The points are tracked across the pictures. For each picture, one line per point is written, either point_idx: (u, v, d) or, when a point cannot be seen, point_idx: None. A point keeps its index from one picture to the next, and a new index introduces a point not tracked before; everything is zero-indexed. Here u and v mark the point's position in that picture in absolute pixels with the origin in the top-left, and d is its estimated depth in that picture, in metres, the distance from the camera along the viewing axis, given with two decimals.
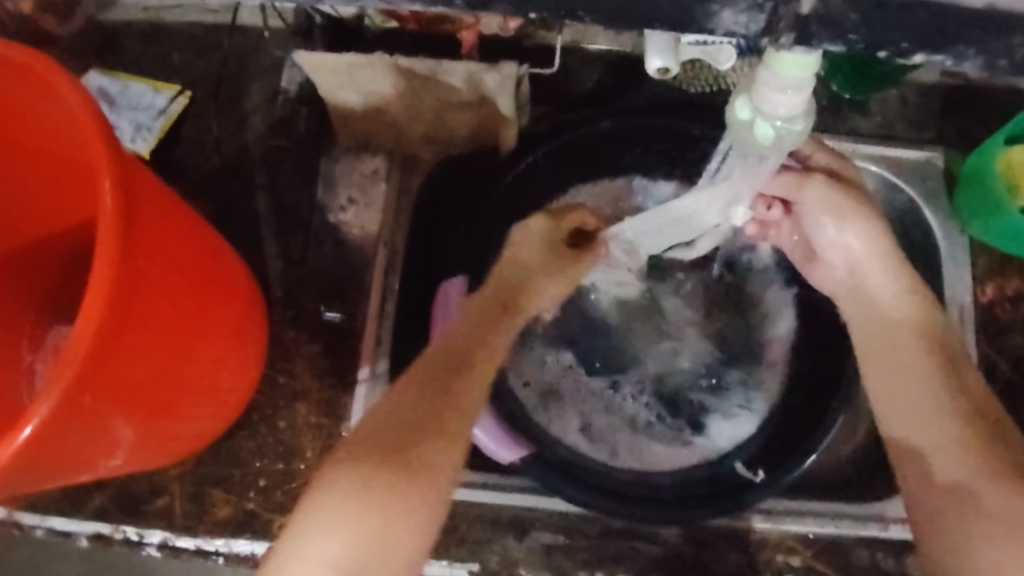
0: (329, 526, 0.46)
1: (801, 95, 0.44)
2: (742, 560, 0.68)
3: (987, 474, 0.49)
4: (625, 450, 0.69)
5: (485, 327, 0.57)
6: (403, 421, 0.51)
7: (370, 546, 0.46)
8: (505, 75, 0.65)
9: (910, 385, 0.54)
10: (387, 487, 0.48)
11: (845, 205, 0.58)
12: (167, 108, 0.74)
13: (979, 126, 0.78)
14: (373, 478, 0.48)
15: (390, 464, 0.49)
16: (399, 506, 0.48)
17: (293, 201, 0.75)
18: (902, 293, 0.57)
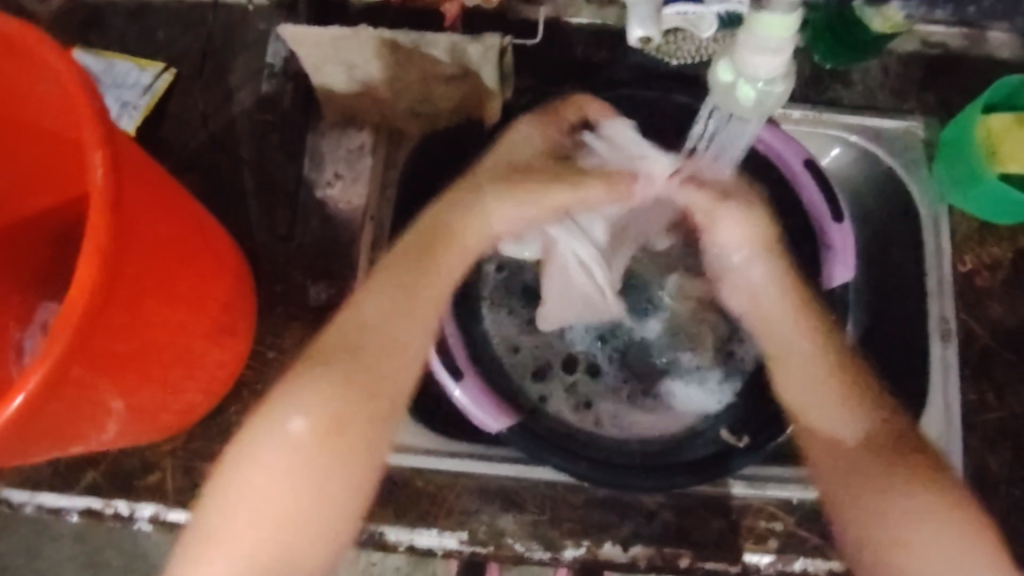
0: (255, 514, 0.49)
1: (783, 56, 0.44)
2: (726, 527, 0.69)
3: (899, 451, 0.53)
4: (609, 419, 0.71)
5: (421, 273, 0.57)
6: (332, 385, 0.53)
7: (281, 521, 0.49)
8: (488, 45, 0.64)
9: (821, 379, 0.56)
10: (307, 466, 0.51)
11: (749, 238, 0.57)
12: (152, 86, 0.74)
13: (960, 95, 0.78)
14: (293, 462, 0.50)
15: (316, 433, 0.51)
16: (319, 482, 0.51)
17: (279, 177, 0.75)
18: (791, 284, 0.58)
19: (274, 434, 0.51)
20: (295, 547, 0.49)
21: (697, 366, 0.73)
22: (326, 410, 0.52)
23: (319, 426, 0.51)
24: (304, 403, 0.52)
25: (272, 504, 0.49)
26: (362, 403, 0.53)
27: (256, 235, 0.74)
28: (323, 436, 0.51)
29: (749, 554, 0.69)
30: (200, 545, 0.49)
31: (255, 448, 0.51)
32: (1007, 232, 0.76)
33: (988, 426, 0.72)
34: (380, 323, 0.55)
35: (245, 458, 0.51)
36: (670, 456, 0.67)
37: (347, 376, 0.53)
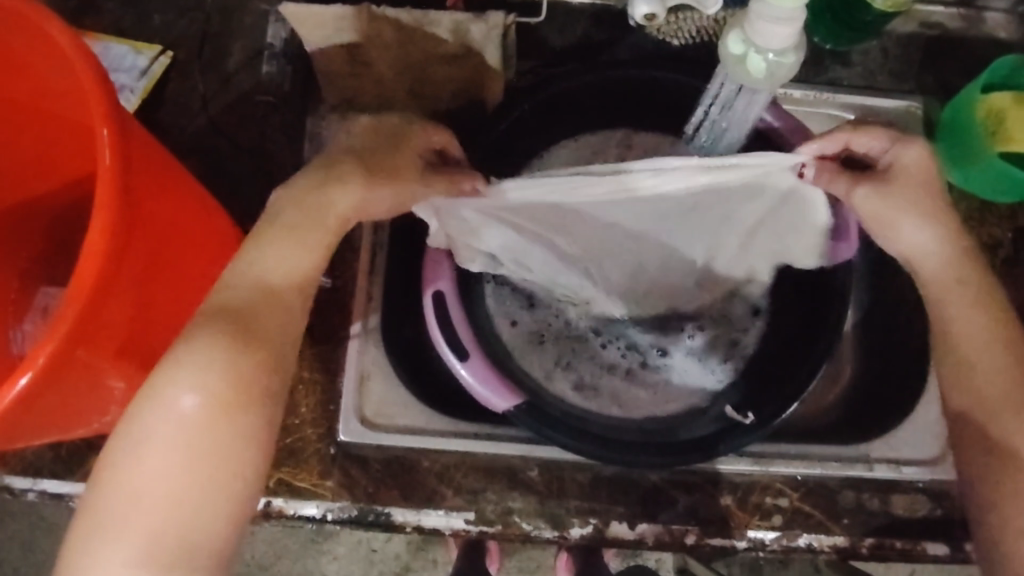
0: (154, 498, 0.44)
1: (794, 26, 0.45)
2: (731, 504, 0.70)
3: (1000, 403, 0.55)
4: (608, 394, 0.71)
5: (304, 245, 0.53)
6: (222, 367, 0.48)
7: (168, 507, 0.44)
8: (491, 25, 0.66)
9: (959, 322, 0.56)
10: (206, 449, 0.46)
11: (895, 206, 0.55)
12: (148, 69, 0.74)
13: (959, 75, 0.79)
14: (194, 443, 0.45)
15: (213, 413, 0.47)
16: (220, 466, 0.46)
17: (280, 159, 0.74)
18: (954, 237, 0.56)
19: (165, 419, 0.46)
20: (191, 537, 0.45)
21: (696, 346, 0.73)
22: (222, 381, 0.47)
23: (212, 408, 0.47)
24: (192, 381, 0.47)
25: (170, 487, 0.45)
26: (259, 388, 0.49)
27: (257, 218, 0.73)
28: (222, 418, 0.47)
29: (755, 530, 0.69)
30: (95, 536, 0.44)
31: (147, 430, 0.45)
32: (1005, 210, 0.76)
33: None
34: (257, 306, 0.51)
35: (140, 438, 0.45)
36: (674, 433, 0.67)
37: (237, 340, 0.49)
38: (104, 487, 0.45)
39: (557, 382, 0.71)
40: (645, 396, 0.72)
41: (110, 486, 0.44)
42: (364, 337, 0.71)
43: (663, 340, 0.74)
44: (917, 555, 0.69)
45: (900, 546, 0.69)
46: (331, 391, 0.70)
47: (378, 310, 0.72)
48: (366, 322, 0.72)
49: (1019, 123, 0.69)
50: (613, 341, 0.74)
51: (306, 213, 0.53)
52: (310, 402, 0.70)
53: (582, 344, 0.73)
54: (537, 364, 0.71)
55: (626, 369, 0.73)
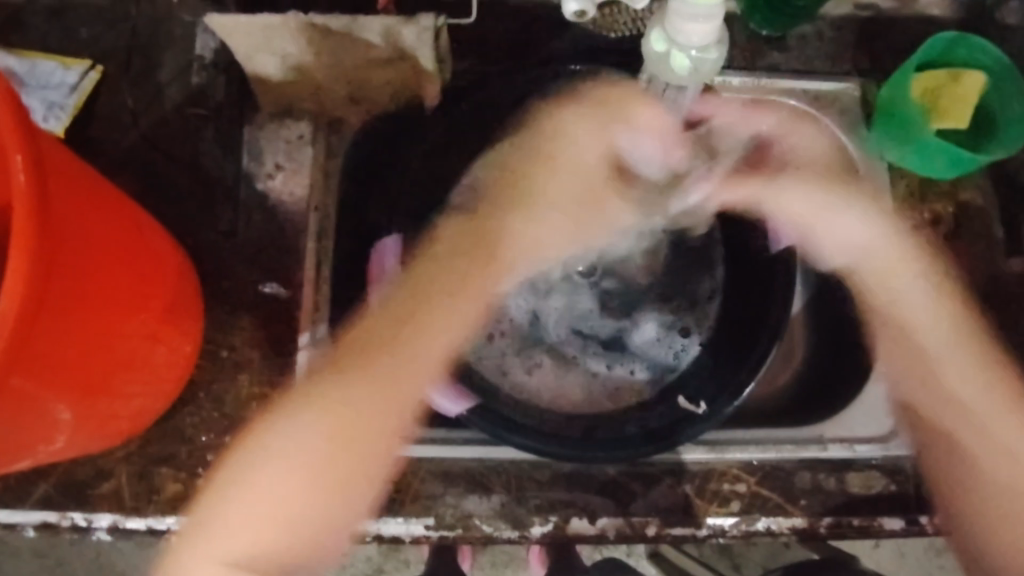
0: (257, 526, 0.55)
1: (713, 24, 0.46)
2: (689, 492, 0.70)
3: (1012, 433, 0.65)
4: (544, 393, 0.73)
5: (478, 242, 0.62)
6: (333, 425, 0.57)
7: (281, 521, 0.55)
8: (423, 27, 0.64)
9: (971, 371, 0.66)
10: (317, 482, 0.56)
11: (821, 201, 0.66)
12: (78, 85, 0.72)
13: (893, 55, 0.79)
14: (310, 460, 0.56)
15: (325, 450, 0.57)
16: (315, 488, 0.56)
17: (218, 171, 0.72)
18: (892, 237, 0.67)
19: (293, 437, 0.57)
20: (277, 550, 0.55)
21: (649, 350, 0.75)
22: (339, 419, 0.58)
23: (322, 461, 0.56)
24: (352, 399, 0.58)
25: (275, 505, 0.55)
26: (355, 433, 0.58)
27: (197, 231, 0.71)
28: (328, 464, 0.57)
29: (714, 517, 0.70)
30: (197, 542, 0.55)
31: (263, 461, 0.56)
32: (945, 186, 0.77)
33: None
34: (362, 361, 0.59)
35: (262, 458, 0.56)
36: (621, 430, 0.67)
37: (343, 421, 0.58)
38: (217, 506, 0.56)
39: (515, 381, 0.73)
40: (584, 380, 0.74)
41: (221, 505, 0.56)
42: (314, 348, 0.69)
43: (609, 342, 0.75)
44: (875, 532, 0.71)
45: (857, 524, 0.71)
46: None
47: (325, 319, 0.70)
48: (315, 332, 0.69)
49: (954, 103, 0.74)
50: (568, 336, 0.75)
51: (452, 267, 0.62)
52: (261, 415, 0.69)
53: (525, 333, 0.74)
54: (487, 356, 0.73)
55: (572, 353, 0.75)
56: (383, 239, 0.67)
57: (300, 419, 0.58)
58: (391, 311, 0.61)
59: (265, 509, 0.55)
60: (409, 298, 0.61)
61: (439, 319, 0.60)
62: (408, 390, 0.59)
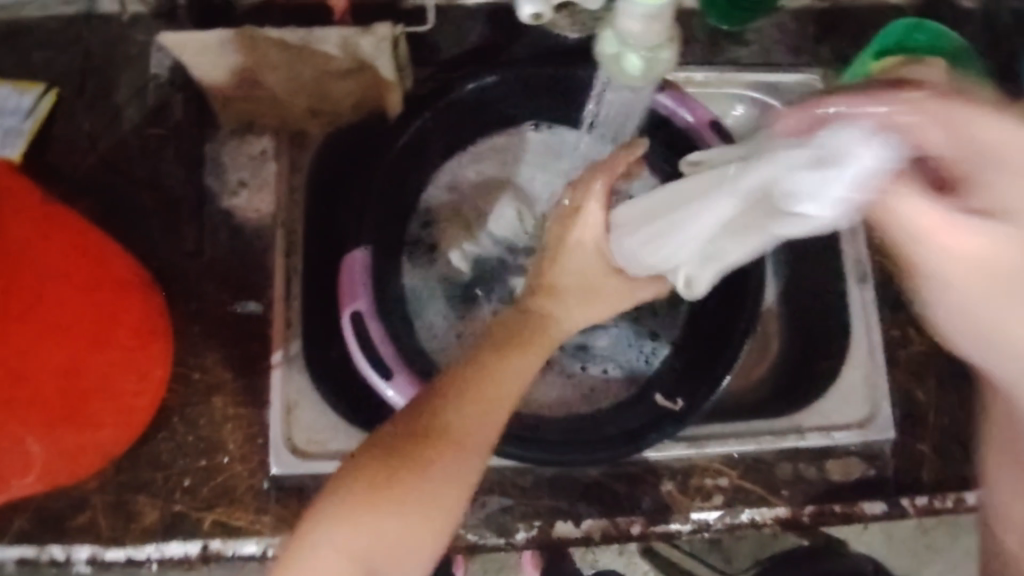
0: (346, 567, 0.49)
1: (663, 24, 0.46)
2: (672, 490, 0.70)
3: None
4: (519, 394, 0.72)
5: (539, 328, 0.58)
6: (417, 459, 0.52)
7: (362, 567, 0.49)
8: (380, 37, 0.65)
9: None
10: (399, 537, 0.50)
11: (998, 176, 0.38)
12: (34, 109, 0.69)
13: (853, 44, 0.80)
14: (405, 511, 0.51)
15: (408, 519, 0.51)
16: (405, 537, 0.51)
17: (181, 191, 0.71)
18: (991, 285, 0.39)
19: (436, 474, 0.52)
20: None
21: (623, 349, 0.75)
22: (428, 468, 0.52)
23: (404, 527, 0.50)
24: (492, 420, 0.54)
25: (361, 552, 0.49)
26: (453, 482, 0.52)
27: (163, 253, 0.70)
28: (417, 525, 0.51)
29: (698, 512, 0.70)
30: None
31: (372, 511, 0.50)
32: None
33: (911, 360, 0.75)
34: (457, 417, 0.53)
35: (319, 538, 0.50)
36: (601, 431, 0.67)
37: (434, 440, 0.52)
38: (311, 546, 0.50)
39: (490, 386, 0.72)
40: (560, 382, 0.74)
41: (336, 531, 0.50)
42: (287, 365, 0.69)
43: (584, 342, 0.75)
44: (857, 517, 0.71)
45: (840, 510, 0.71)
46: (258, 426, 0.68)
47: (298, 336, 0.69)
48: (288, 350, 0.69)
49: None
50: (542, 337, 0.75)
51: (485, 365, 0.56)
52: (238, 436, 0.68)
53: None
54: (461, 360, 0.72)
55: (548, 356, 0.74)
56: (352, 251, 0.66)
57: (341, 521, 0.50)
58: (461, 403, 0.54)
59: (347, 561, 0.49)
60: (500, 353, 0.56)
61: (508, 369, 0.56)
62: (478, 438, 0.53)
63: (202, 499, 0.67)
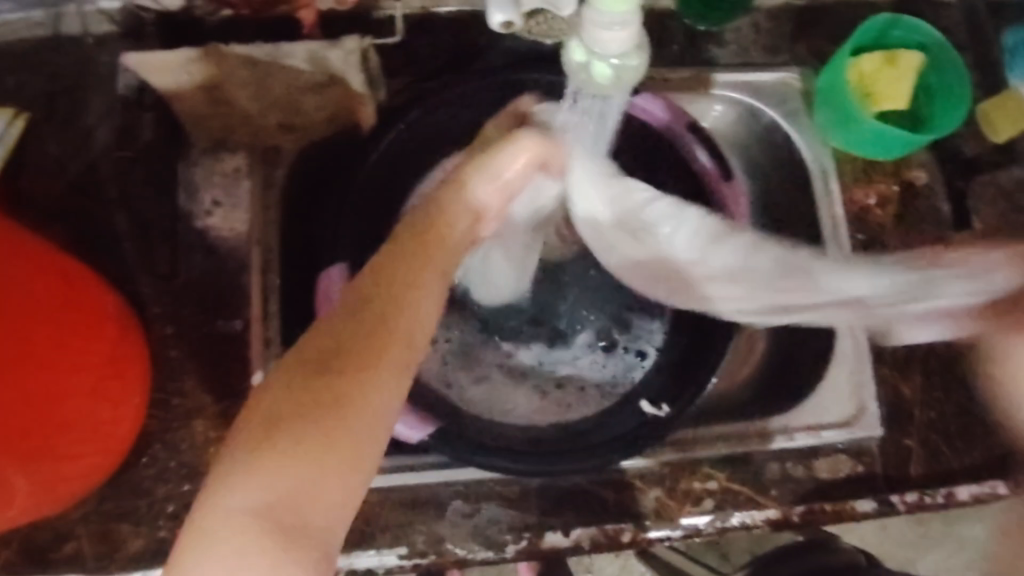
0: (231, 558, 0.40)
1: (631, 31, 0.45)
2: (661, 495, 0.70)
3: None
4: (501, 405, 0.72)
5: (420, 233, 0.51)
6: (302, 397, 0.43)
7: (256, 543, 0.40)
8: (348, 49, 0.67)
9: None
10: (292, 497, 0.41)
11: None
12: (4, 132, 0.65)
13: (830, 40, 0.80)
14: (291, 463, 0.42)
15: (296, 459, 0.42)
16: (299, 490, 0.42)
17: (155, 213, 0.70)
18: None
19: (318, 412, 0.43)
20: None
21: (607, 357, 0.75)
22: (314, 403, 0.43)
23: (297, 463, 0.42)
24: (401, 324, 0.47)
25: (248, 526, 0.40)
26: (350, 423, 0.43)
27: (139, 276, 0.69)
28: (309, 465, 0.42)
29: (688, 518, 0.70)
30: None
31: (257, 458, 0.42)
32: (891, 166, 0.78)
33: (897, 355, 0.75)
34: (339, 338, 0.46)
35: (208, 545, 0.41)
36: (587, 439, 0.67)
37: (318, 383, 0.44)
38: (195, 540, 0.41)
39: (468, 395, 0.72)
40: (540, 396, 0.73)
41: (222, 501, 0.41)
42: None
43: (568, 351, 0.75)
44: (847, 514, 0.71)
45: (829, 509, 0.71)
46: None
47: (278, 355, 0.69)
48: (268, 370, 0.68)
49: (891, 85, 0.75)
50: (527, 342, 0.76)
51: (396, 270, 0.49)
52: (220, 459, 0.67)
53: (474, 353, 0.75)
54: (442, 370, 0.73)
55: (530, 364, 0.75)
56: (329, 267, 0.66)
57: (241, 472, 0.42)
58: (339, 321, 0.46)
59: (239, 538, 0.40)
60: (400, 261, 0.49)
61: (410, 282, 0.49)
62: (376, 367, 0.45)
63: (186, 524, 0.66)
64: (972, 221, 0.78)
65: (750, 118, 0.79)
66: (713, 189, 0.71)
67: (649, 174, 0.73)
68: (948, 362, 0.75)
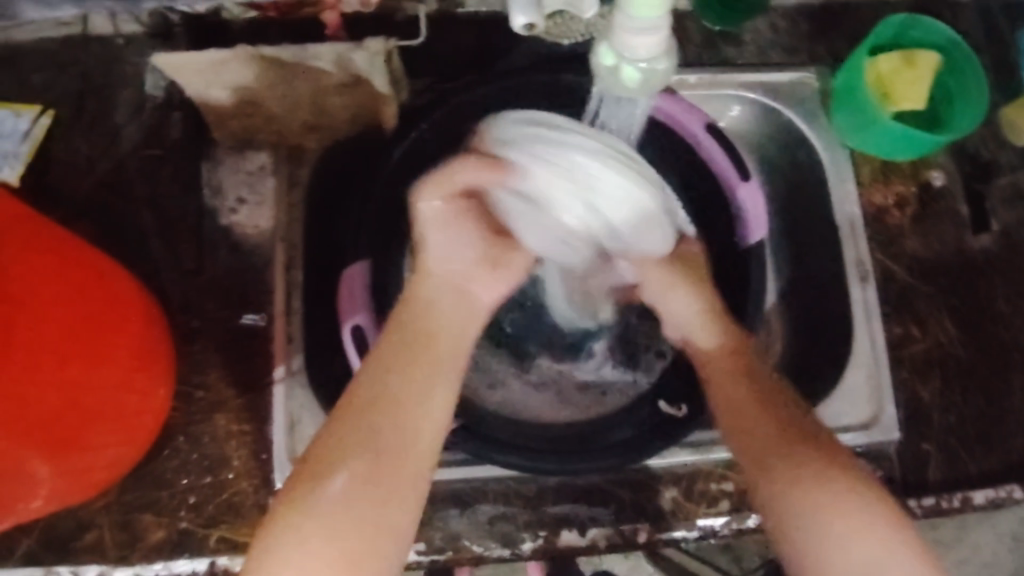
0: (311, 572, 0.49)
1: (660, 35, 0.45)
2: (678, 496, 0.70)
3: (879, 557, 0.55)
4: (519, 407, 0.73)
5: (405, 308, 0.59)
6: (349, 448, 0.52)
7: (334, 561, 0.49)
8: (374, 51, 0.65)
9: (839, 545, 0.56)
10: (360, 523, 0.50)
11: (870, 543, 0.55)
12: (30, 132, 0.71)
13: (848, 42, 0.80)
14: (349, 500, 0.51)
15: (359, 499, 0.51)
16: (367, 521, 0.51)
17: (180, 209, 0.71)
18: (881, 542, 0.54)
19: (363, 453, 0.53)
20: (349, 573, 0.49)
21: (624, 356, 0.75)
22: (358, 447, 0.53)
23: (354, 498, 0.51)
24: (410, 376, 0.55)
25: (324, 552, 0.49)
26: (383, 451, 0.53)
27: (164, 271, 0.70)
28: (370, 494, 0.51)
29: (704, 519, 0.70)
30: None
31: (317, 502, 0.51)
32: (909, 168, 0.78)
33: (915, 358, 0.75)
34: (366, 399, 0.54)
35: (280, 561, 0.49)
36: (605, 437, 0.68)
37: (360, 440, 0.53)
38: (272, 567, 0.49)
39: (486, 397, 0.73)
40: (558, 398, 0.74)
41: (291, 550, 0.49)
42: (289, 381, 0.69)
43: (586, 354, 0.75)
44: None
45: None
46: (261, 441, 0.68)
47: (300, 350, 0.69)
48: (290, 365, 0.69)
49: (907, 86, 0.75)
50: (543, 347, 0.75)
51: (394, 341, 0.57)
52: (242, 452, 0.68)
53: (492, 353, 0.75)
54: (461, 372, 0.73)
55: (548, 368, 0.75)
56: (350, 266, 0.68)
57: (303, 520, 0.50)
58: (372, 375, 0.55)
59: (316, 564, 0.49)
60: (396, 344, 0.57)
61: (408, 345, 0.57)
62: (403, 413, 0.54)
63: (207, 516, 0.67)
64: (991, 224, 0.78)
65: (766, 118, 0.79)
66: (730, 191, 0.71)
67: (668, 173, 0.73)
68: (967, 365, 0.75)
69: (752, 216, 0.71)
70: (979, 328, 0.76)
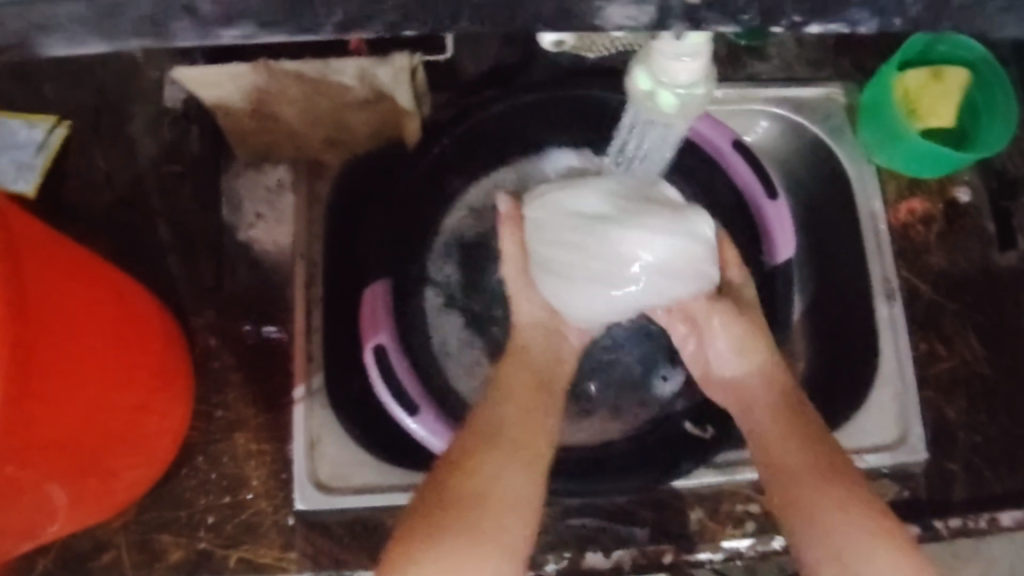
0: None
1: (699, 60, 0.44)
2: (703, 517, 0.69)
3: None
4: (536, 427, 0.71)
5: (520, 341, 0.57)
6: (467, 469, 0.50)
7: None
8: (398, 67, 0.61)
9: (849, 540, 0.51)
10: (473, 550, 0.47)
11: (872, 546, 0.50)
12: (46, 142, 0.70)
13: (874, 56, 0.79)
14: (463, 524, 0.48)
15: (469, 528, 0.48)
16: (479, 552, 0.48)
17: (199, 225, 0.70)
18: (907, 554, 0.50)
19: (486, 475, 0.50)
20: None
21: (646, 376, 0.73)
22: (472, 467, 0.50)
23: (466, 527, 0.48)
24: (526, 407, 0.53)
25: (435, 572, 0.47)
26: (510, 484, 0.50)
27: (183, 288, 0.69)
28: (484, 523, 0.48)
29: (729, 540, 0.69)
30: None
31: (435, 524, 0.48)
32: (935, 185, 0.77)
33: (941, 378, 0.74)
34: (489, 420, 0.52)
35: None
36: (630, 461, 0.67)
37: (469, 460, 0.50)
38: None
39: None
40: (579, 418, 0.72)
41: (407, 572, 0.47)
42: (309, 401, 0.68)
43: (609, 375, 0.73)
44: None
45: None
46: (281, 461, 0.67)
47: (321, 368, 0.68)
48: (310, 384, 0.68)
49: (934, 100, 0.74)
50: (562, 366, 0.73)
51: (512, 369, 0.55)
52: (261, 472, 0.67)
53: None
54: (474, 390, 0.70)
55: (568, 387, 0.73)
56: (372, 283, 0.66)
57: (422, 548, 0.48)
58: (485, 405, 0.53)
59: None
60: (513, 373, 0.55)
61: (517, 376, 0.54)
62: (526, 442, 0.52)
63: (226, 536, 0.66)
64: (1018, 241, 0.77)
65: (792, 133, 0.78)
66: (756, 209, 0.71)
67: (693, 189, 0.72)
68: (993, 384, 0.74)
69: (779, 236, 0.70)
70: (1006, 348, 0.75)
